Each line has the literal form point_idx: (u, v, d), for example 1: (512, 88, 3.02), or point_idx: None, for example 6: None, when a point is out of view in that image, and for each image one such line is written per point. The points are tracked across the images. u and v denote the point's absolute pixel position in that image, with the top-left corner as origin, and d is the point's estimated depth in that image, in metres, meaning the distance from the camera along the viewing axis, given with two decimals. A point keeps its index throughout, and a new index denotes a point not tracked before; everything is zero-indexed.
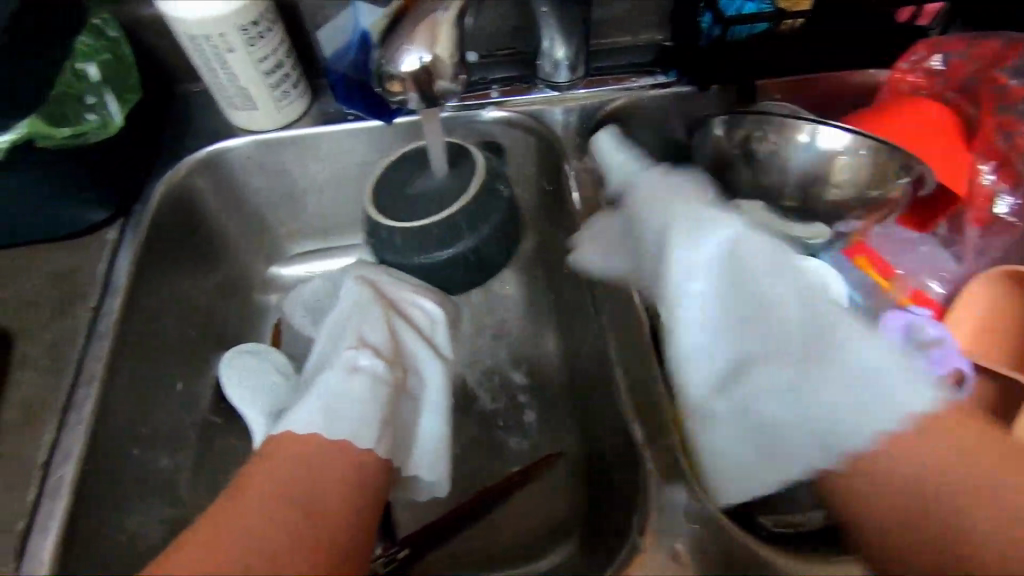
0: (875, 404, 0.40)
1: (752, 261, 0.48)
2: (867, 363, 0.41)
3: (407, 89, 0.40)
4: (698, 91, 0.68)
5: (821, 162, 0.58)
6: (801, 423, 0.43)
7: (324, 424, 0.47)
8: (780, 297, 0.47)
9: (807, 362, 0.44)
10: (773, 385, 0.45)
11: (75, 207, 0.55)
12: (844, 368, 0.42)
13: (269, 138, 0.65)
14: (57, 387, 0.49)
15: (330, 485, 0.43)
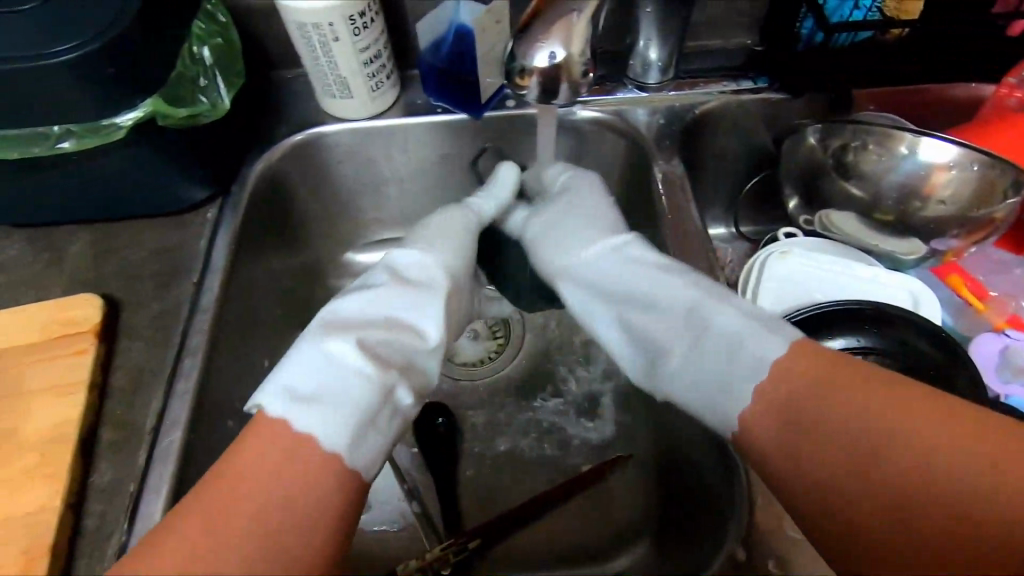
0: (744, 364, 0.44)
1: (643, 267, 0.53)
2: (721, 329, 0.46)
3: (534, 80, 0.47)
4: (790, 98, 0.66)
5: (923, 176, 0.58)
6: (716, 381, 0.46)
7: (335, 376, 0.44)
8: (650, 291, 0.52)
9: (692, 334, 0.49)
10: (652, 319, 0.52)
11: (182, 186, 0.57)
12: (707, 336, 0.47)
13: (361, 127, 0.66)
14: (162, 357, 0.51)
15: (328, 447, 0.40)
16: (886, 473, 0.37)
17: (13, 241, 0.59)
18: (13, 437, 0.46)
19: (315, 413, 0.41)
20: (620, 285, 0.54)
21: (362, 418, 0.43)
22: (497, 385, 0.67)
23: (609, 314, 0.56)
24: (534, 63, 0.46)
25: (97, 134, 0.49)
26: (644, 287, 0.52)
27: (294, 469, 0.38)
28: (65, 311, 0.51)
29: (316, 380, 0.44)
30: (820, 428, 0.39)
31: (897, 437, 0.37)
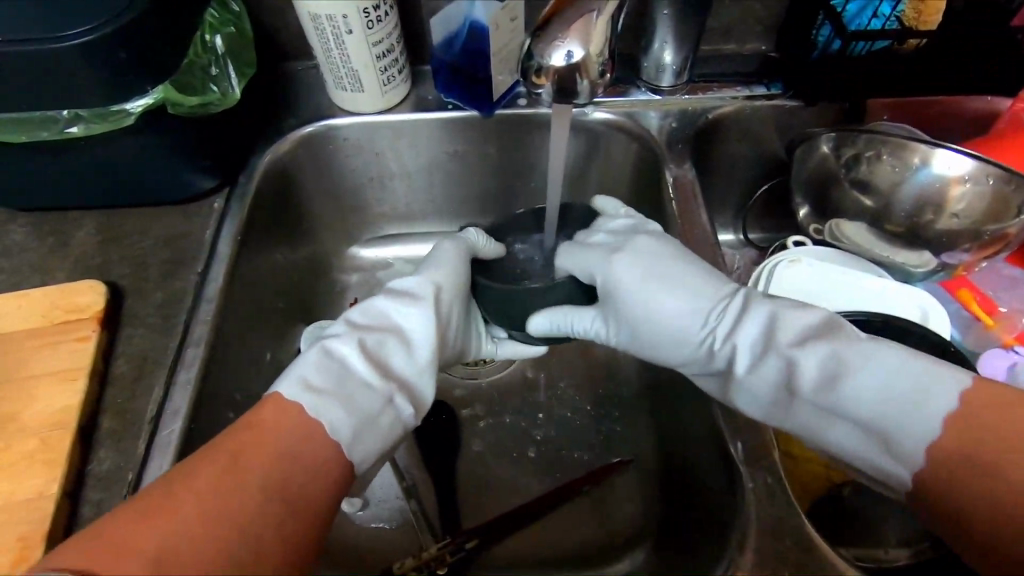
0: (909, 420, 0.39)
1: (785, 331, 0.45)
2: (880, 378, 0.41)
3: (550, 79, 0.47)
4: (804, 106, 0.66)
5: (937, 188, 0.57)
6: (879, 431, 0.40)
7: (338, 385, 0.43)
8: (816, 360, 0.43)
9: (900, 403, 0.40)
10: (808, 411, 0.44)
11: (189, 174, 0.57)
12: (892, 378, 0.40)
13: (373, 121, 0.65)
14: (165, 346, 0.51)
15: (305, 448, 0.39)
16: (996, 453, 0.36)
17: (18, 224, 0.59)
18: (13, 422, 0.46)
19: (319, 407, 0.41)
20: (768, 368, 0.45)
21: (372, 426, 0.43)
22: (497, 385, 0.67)
23: (764, 383, 0.45)
24: (550, 62, 0.46)
25: (107, 122, 0.50)
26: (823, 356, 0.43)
27: (287, 462, 0.37)
28: (67, 296, 0.51)
29: (320, 384, 0.43)
30: (978, 434, 0.37)
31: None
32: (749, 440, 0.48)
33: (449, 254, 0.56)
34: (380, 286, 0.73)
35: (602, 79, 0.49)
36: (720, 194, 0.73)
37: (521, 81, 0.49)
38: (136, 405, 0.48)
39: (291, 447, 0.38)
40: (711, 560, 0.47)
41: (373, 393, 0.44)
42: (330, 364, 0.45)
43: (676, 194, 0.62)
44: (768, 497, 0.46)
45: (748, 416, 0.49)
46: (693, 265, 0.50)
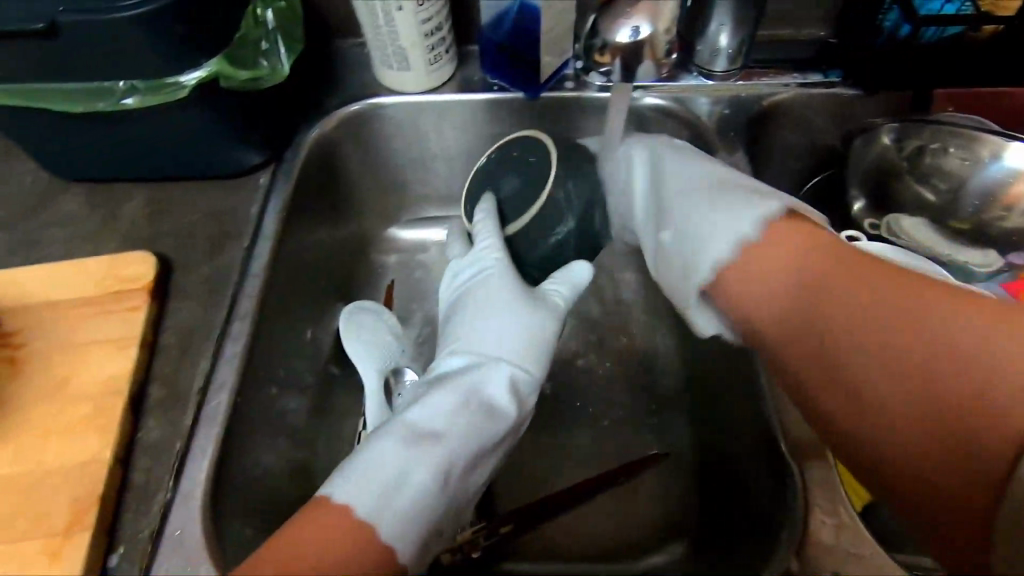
0: (729, 235, 0.44)
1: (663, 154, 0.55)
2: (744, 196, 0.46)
3: None
4: (864, 95, 0.63)
5: (1006, 183, 0.56)
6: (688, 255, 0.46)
7: (405, 487, 0.43)
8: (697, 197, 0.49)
9: (700, 216, 0.47)
10: (680, 223, 0.48)
11: (237, 150, 0.57)
12: (688, 170, 0.52)
13: (418, 101, 0.64)
14: (212, 319, 0.51)
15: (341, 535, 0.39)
16: (869, 338, 0.36)
17: (72, 195, 0.60)
18: (68, 387, 0.47)
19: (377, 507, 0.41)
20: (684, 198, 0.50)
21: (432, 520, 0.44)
22: None
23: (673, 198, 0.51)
24: None
25: (162, 94, 0.49)
26: (688, 190, 0.50)
27: (336, 546, 0.38)
28: (120, 267, 0.52)
29: (378, 482, 0.42)
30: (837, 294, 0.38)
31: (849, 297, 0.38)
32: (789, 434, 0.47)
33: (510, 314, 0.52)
34: (418, 269, 0.73)
35: None
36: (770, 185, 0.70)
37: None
38: (184, 377, 0.48)
39: (330, 538, 0.39)
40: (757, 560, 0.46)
41: (435, 482, 0.44)
42: (397, 447, 0.44)
43: None
44: (820, 497, 0.44)
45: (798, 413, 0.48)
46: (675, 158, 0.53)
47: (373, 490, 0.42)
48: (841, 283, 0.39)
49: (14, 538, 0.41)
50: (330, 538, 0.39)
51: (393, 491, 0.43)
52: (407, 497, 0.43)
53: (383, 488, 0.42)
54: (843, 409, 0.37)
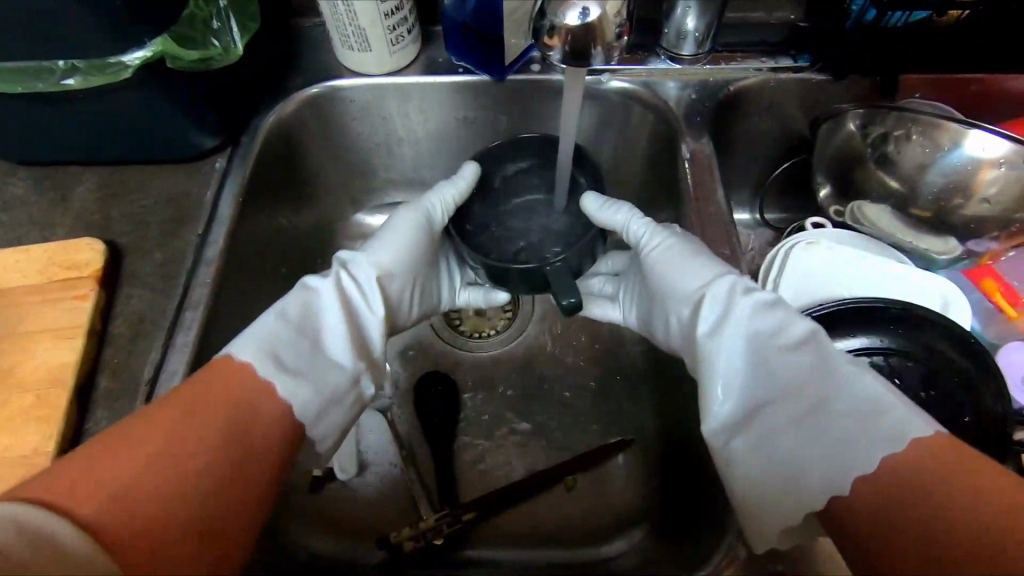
0: (839, 457, 0.40)
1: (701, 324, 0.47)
2: (852, 403, 0.41)
3: (563, 41, 0.44)
4: (832, 80, 0.62)
5: (967, 170, 0.55)
6: (782, 477, 0.43)
7: (280, 337, 0.45)
8: (800, 357, 0.44)
9: (798, 414, 0.43)
10: (775, 426, 0.44)
11: (189, 132, 0.55)
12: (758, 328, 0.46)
13: (380, 83, 0.63)
14: (163, 308, 0.50)
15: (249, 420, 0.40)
16: (937, 491, 0.35)
17: (19, 177, 0.58)
18: (13, 377, 0.46)
19: (259, 354, 0.43)
20: (764, 393, 0.44)
21: (311, 372, 0.45)
22: (502, 360, 0.66)
23: (736, 382, 0.45)
24: (564, 21, 0.43)
25: (104, 74, 0.48)
26: (785, 353, 0.44)
27: (231, 429, 0.39)
28: (66, 253, 0.50)
29: (260, 335, 0.44)
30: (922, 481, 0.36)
31: (953, 468, 0.36)
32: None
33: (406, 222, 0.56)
34: None
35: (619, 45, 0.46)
36: (739, 170, 0.70)
37: (534, 41, 0.46)
38: (133, 366, 0.47)
39: (236, 413, 0.40)
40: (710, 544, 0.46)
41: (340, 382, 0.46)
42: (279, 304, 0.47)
43: (694, 168, 0.59)
44: None
45: None
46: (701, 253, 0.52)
47: (256, 339, 0.44)
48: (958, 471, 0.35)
49: None
50: (230, 413, 0.39)
51: (273, 345, 0.44)
52: (296, 357, 0.45)
53: (268, 335, 0.44)
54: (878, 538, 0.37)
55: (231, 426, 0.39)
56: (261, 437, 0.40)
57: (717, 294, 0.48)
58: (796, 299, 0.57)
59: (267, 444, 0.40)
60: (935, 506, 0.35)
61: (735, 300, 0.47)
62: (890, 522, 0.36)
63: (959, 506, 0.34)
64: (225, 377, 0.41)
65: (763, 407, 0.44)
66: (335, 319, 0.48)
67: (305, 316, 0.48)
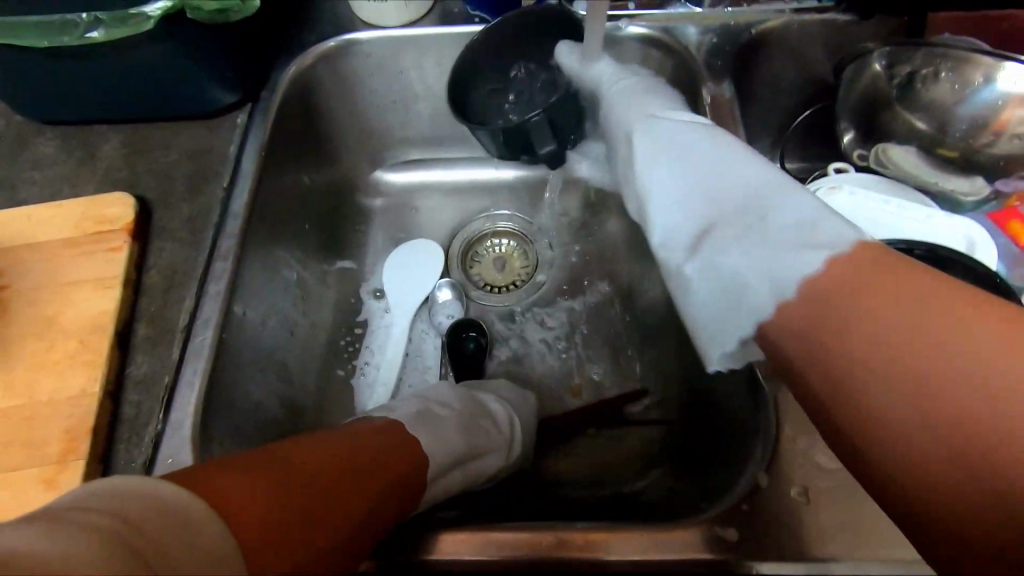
0: (773, 258, 0.37)
1: (654, 142, 0.46)
2: (795, 218, 0.38)
3: None
4: (857, 21, 0.61)
5: (1001, 106, 0.53)
6: (733, 288, 0.39)
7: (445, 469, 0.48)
8: (747, 172, 0.42)
9: (742, 229, 0.40)
10: (722, 239, 0.40)
11: (211, 86, 0.56)
12: (699, 153, 0.44)
13: (397, 36, 0.63)
14: (194, 258, 0.52)
15: (383, 461, 0.39)
16: (895, 299, 0.30)
17: (45, 137, 0.59)
18: (57, 324, 0.48)
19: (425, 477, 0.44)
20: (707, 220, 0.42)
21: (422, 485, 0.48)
22: (520, 312, 0.68)
23: (674, 194, 0.44)
24: None
25: (127, 26, 0.48)
26: (732, 168, 0.43)
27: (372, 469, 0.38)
28: (96, 208, 0.52)
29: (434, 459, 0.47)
30: (873, 281, 0.32)
31: (871, 283, 0.32)
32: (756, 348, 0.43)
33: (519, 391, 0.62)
34: (406, 212, 0.73)
35: None
36: (761, 120, 0.69)
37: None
38: (168, 313, 0.49)
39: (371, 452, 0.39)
40: (728, 475, 0.48)
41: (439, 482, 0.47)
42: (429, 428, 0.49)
43: (714, 114, 0.58)
44: (799, 416, 0.45)
45: None
46: (648, 93, 0.51)
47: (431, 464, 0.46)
48: (938, 300, 0.30)
49: (14, 466, 0.43)
50: (372, 460, 0.38)
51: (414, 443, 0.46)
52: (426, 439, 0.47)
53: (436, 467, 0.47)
54: (843, 359, 0.31)
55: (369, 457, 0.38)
56: (393, 493, 0.39)
57: (674, 112, 0.48)
58: None
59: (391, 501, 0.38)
60: (897, 314, 0.30)
61: (672, 122, 0.47)
62: (877, 377, 0.30)
63: (926, 342, 0.29)
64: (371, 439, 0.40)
65: (706, 228, 0.42)
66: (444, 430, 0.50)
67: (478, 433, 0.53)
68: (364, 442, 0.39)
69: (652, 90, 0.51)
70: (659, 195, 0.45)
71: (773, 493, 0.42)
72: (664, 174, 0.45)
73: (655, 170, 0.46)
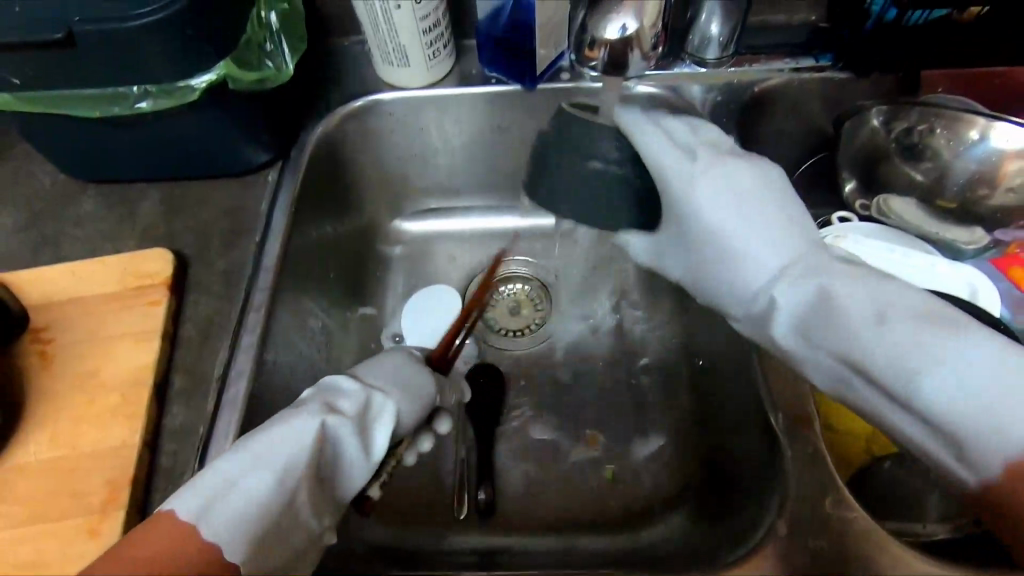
0: (988, 419, 0.39)
1: (826, 305, 0.44)
2: (981, 360, 0.40)
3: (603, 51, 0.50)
4: (855, 78, 0.64)
5: (991, 162, 0.58)
6: (976, 415, 0.39)
7: (282, 514, 0.41)
8: (910, 325, 0.41)
9: (926, 381, 0.40)
10: (917, 386, 0.41)
11: (246, 148, 0.59)
12: (837, 296, 0.44)
13: (418, 96, 0.66)
14: (228, 311, 0.54)
15: (170, 554, 0.38)
16: None
17: (88, 195, 0.62)
18: (97, 376, 0.50)
19: (235, 540, 0.39)
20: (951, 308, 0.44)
21: (280, 544, 0.42)
22: (536, 355, 0.70)
23: (847, 346, 0.43)
24: (604, 34, 0.49)
25: (173, 95, 0.51)
26: (897, 322, 0.42)
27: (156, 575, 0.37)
28: (136, 265, 0.55)
29: (242, 500, 0.40)
30: None
31: None
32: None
33: (419, 373, 0.52)
34: (425, 258, 0.76)
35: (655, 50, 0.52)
36: None
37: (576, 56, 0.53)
38: (203, 365, 0.51)
39: (166, 556, 0.37)
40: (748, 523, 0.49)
41: (262, 502, 0.40)
42: (232, 462, 0.41)
43: None
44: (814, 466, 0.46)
45: (791, 381, 0.50)
46: (751, 210, 0.47)
47: (238, 513, 0.40)
48: None
49: (57, 516, 0.45)
50: (160, 558, 0.37)
51: (220, 493, 0.40)
52: (211, 485, 0.40)
53: (252, 511, 0.40)
54: None
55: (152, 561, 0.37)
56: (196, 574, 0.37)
57: (766, 263, 0.46)
58: None
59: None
60: None
61: (819, 268, 0.45)
62: None
63: None
64: (161, 531, 0.38)
65: (894, 379, 0.41)
66: (238, 466, 0.41)
67: (317, 451, 0.43)
68: (136, 545, 0.38)
69: (740, 184, 0.48)
70: (833, 347, 0.44)
71: (789, 542, 0.44)
72: (827, 332, 0.44)
73: (801, 321, 0.45)
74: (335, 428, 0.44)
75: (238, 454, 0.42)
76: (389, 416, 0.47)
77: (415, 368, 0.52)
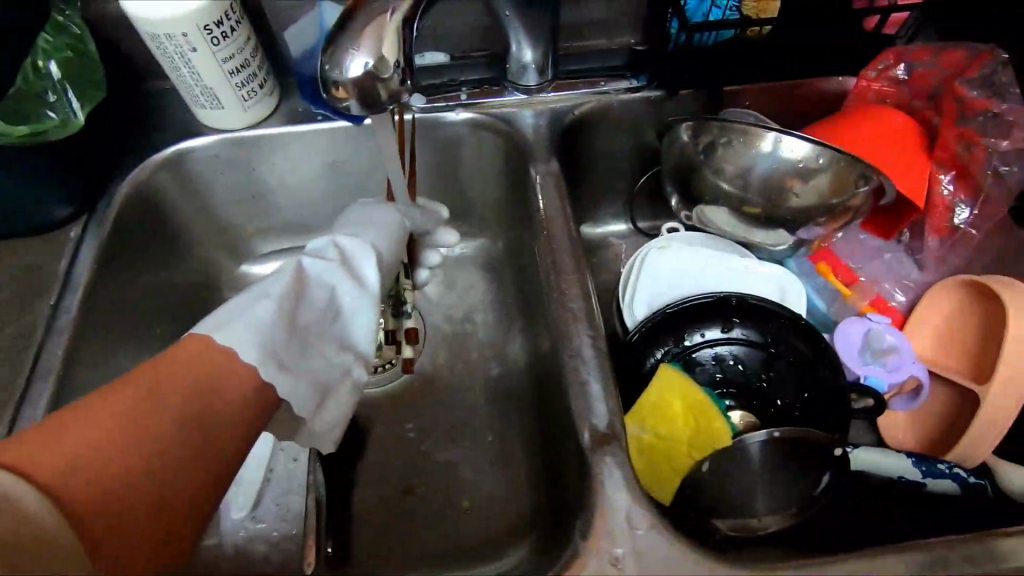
0: None
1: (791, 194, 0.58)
2: None
3: (351, 94, 0.44)
4: (668, 96, 0.68)
5: (782, 171, 0.58)
6: None
7: (284, 330, 0.46)
8: None
9: None
10: None
11: (36, 204, 0.55)
12: None
13: (237, 137, 0.64)
14: (13, 382, 0.50)
15: (219, 407, 0.40)
16: None
17: None
18: None
19: (261, 353, 0.43)
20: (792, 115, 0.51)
21: (311, 365, 0.48)
22: (394, 390, 0.69)
23: None
24: (347, 74, 0.43)
25: None
26: None
27: (197, 413, 0.39)
28: None
29: (257, 327, 0.44)
30: None
31: None
32: (618, 433, 0.46)
33: (388, 217, 0.60)
34: None
35: (404, 90, 0.46)
36: (606, 187, 0.75)
37: (322, 96, 0.45)
38: None
39: (218, 387, 0.41)
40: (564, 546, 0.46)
41: (279, 323, 0.46)
42: (263, 286, 0.49)
43: (542, 190, 0.62)
44: (612, 482, 0.44)
45: (599, 399, 0.48)
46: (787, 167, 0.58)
47: (257, 334, 0.44)
48: None
49: None
50: (202, 378, 0.40)
51: (219, 329, 0.44)
52: (232, 325, 0.44)
53: (269, 332, 0.45)
54: None
55: (192, 412, 0.39)
56: (248, 413, 0.42)
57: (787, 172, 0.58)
58: (652, 301, 0.64)
59: (233, 433, 0.41)
60: None
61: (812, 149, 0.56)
62: None
63: None
64: (201, 360, 0.41)
65: None
66: (270, 288, 0.48)
67: (302, 281, 0.50)
68: (187, 364, 0.40)
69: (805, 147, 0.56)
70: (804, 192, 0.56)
71: (593, 560, 0.41)
72: None
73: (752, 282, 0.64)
74: (326, 267, 0.52)
75: (249, 294, 0.48)
76: (368, 249, 0.54)
77: (375, 209, 0.61)
